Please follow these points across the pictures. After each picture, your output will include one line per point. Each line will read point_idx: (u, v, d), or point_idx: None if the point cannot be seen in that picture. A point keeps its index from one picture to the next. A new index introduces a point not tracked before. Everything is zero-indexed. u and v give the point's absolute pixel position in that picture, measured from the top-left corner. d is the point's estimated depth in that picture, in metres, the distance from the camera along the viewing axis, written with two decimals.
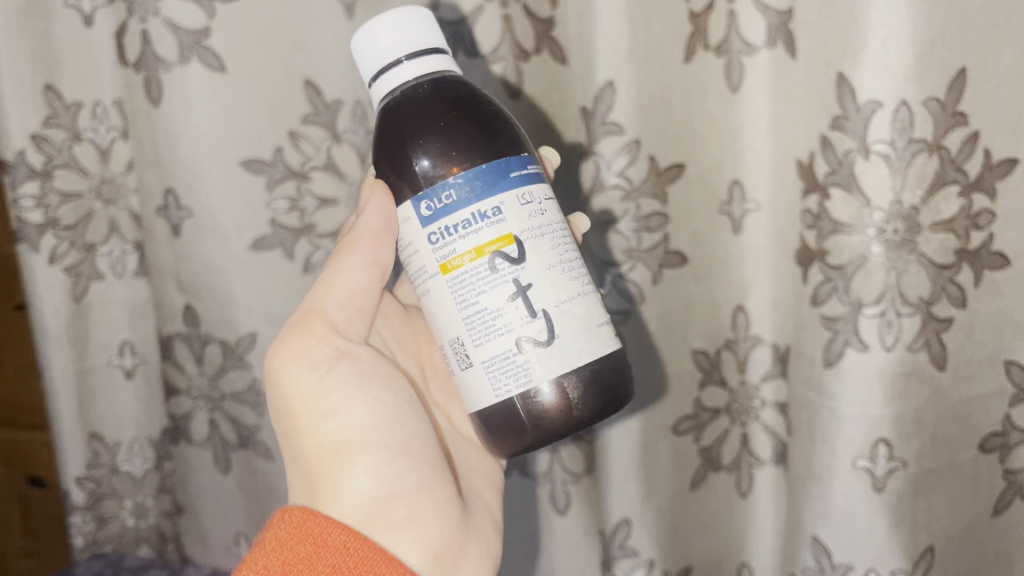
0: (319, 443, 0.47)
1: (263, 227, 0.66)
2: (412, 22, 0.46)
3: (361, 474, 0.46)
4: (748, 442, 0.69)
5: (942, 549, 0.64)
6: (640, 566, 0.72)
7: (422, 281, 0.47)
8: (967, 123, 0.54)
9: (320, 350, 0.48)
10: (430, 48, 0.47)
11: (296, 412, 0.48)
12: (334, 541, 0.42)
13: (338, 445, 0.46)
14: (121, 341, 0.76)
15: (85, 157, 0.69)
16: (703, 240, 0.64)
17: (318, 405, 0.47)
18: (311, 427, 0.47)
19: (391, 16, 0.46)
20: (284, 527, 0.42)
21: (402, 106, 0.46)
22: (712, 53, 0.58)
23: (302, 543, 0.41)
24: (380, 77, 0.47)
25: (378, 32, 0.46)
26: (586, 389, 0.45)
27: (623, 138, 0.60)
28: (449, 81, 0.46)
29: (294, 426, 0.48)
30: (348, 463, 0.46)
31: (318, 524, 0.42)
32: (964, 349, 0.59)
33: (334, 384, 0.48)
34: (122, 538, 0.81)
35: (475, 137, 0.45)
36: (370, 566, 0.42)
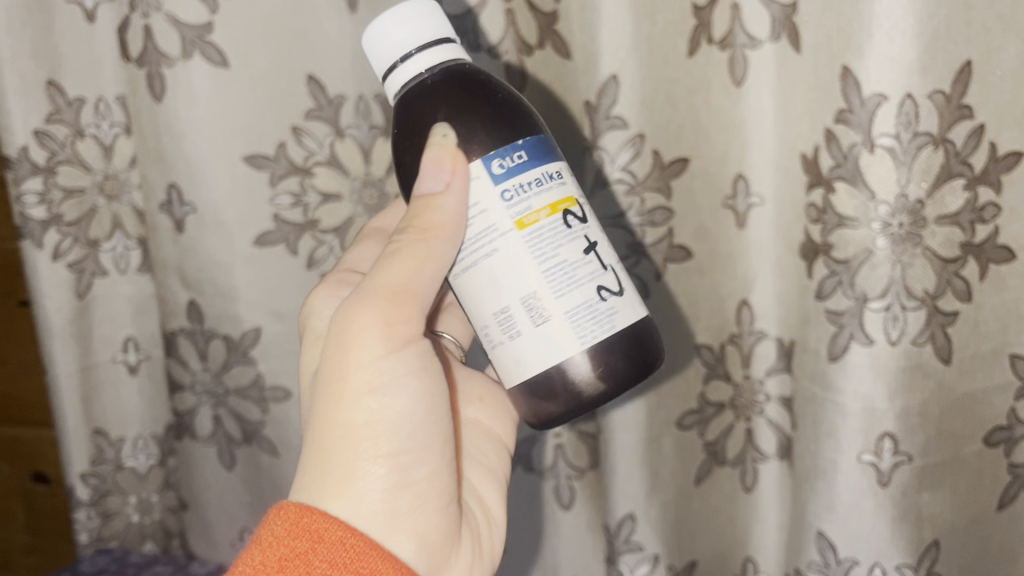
0: (355, 419, 0.43)
1: (266, 222, 0.66)
2: (418, 15, 0.45)
3: (382, 463, 0.43)
4: (752, 437, 0.69)
5: (947, 543, 0.64)
6: (644, 562, 0.72)
7: (486, 242, 0.44)
8: (973, 116, 0.53)
9: (385, 322, 0.44)
10: (439, 38, 0.46)
11: (341, 375, 0.43)
12: (331, 536, 0.40)
13: (374, 427, 0.43)
14: (125, 336, 0.76)
15: (87, 153, 0.69)
16: (708, 234, 0.64)
17: (368, 378, 0.43)
18: (355, 399, 0.43)
19: (398, 12, 0.45)
20: (279, 525, 0.40)
21: (429, 92, 0.45)
22: (716, 47, 0.58)
23: (298, 538, 0.39)
24: (392, 74, 0.46)
25: (390, 25, 0.45)
26: (642, 348, 0.46)
27: (627, 133, 0.60)
28: (467, 66, 0.46)
29: (332, 389, 0.43)
30: (374, 446, 0.43)
31: (314, 519, 0.40)
32: (969, 343, 0.59)
33: (392, 363, 0.44)
34: (126, 534, 0.81)
35: (498, 119, 0.45)
36: (368, 563, 0.40)
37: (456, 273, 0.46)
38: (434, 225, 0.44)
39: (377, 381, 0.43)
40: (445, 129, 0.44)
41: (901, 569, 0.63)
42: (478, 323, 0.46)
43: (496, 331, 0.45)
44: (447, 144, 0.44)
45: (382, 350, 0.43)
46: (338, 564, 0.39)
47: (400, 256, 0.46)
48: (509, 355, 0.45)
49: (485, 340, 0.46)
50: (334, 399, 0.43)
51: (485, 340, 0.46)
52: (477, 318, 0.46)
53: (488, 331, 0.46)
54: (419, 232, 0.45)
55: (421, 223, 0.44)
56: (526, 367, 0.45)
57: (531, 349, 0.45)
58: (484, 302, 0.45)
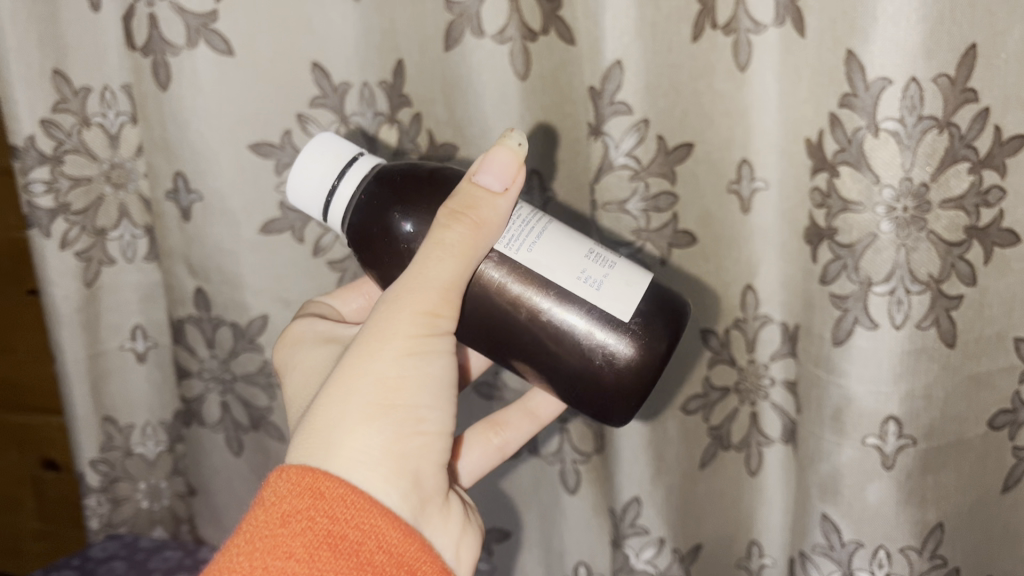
0: (386, 374, 0.42)
1: (272, 210, 0.67)
2: (322, 152, 0.49)
3: (398, 423, 0.42)
4: (757, 420, 0.69)
5: (952, 525, 0.64)
6: (650, 544, 0.72)
7: (543, 219, 0.47)
8: (978, 100, 0.53)
9: (427, 300, 0.43)
10: (349, 159, 0.49)
11: (380, 335, 0.43)
12: (332, 492, 0.38)
13: (402, 388, 0.42)
14: (133, 324, 0.77)
15: (94, 142, 0.70)
16: (711, 219, 0.64)
17: (406, 342, 0.43)
18: (388, 357, 0.42)
19: (305, 159, 0.49)
20: (283, 484, 0.38)
21: (370, 200, 0.48)
22: (720, 32, 0.58)
23: (299, 496, 0.37)
24: (329, 207, 0.49)
25: (309, 160, 0.49)
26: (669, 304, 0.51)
27: (631, 118, 0.60)
28: (382, 166, 0.50)
29: (370, 344, 0.42)
30: (397, 402, 0.42)
31: (317, 477, 0.38)
32: (973, 326, 0.59)
33: (429, 336, 0.43)
34: (137, 519, 0.83)
35: (432, 191, 0.48)
36: (370, 522, 0.38)
37: (535, 238, 0.46)
38: (485, 218, 0.44)
39: (414, 345, 0.43)
40: (522, 136, 0.47)
41: (906, 551, 0.64)
42: (571, 277, 0.45)
43: (595, 267, 0.46)
44: (518, 152, 0.46)
45: (421, 324, 0.43)
46: (339, 520, 0.37)
47: (442, 247, 0.43)
48: (616, 284, 0.45)
49: (587, 287, 0.45)
50: (369, 353, 0.42)
51: (586, 287, 0.45)
52: (571, 266, 0.45)
53: (586, 273, 0.45)
54: (466, 222, 0.44)
55: (471, 214, 0.44)
56: (626, 295, 0.45)
57: (627, 273, 0.46)
58: (573, 248, 0.46)
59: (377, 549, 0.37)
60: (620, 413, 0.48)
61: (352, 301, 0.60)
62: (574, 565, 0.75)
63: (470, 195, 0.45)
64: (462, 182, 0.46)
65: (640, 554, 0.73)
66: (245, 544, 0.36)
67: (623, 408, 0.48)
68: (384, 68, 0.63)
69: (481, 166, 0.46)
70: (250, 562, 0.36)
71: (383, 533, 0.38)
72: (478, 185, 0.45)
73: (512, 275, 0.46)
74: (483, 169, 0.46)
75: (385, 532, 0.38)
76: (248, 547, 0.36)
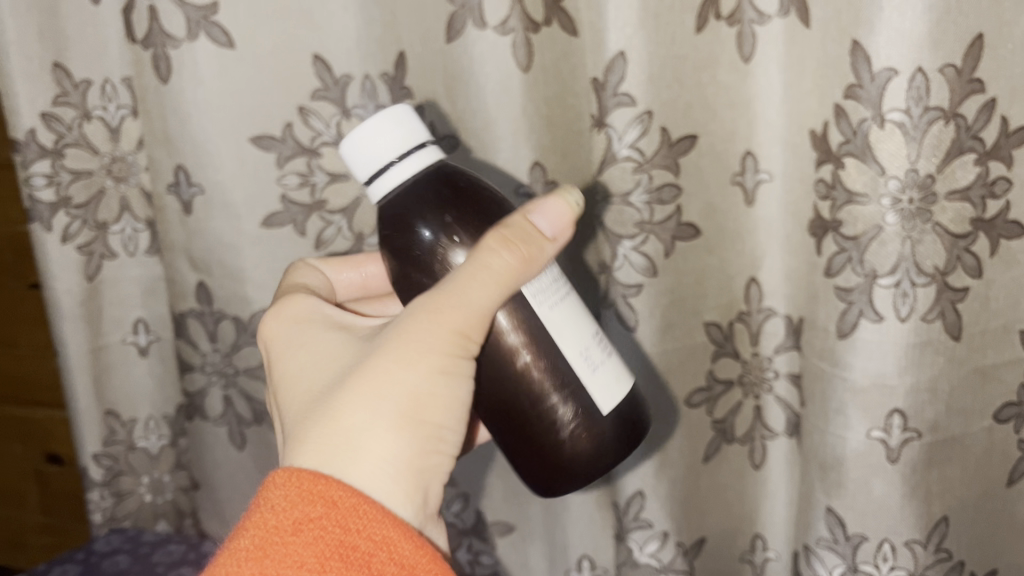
0: (419, 389, 0.42)
1: (274, 203, 0.67)
2: (396, 120, 0.46)
3: (417, 436, 0.42)
4: (761, 414, 0.69)
5: (957, 518, 0.64)
6: (654, 538, 0.71)
7: (563, 284, 0.47)
8: (984, 90, 0.53)
9: (468, 322, 0.42)
10: (418, 143, 0.46)
11: (419, 347, 0.42)
12: (345, 501, 0.38)
13: (432, 403, 0.43)
14: (135, 318, 0.77)
15: (95, 136, 0.69)
16: (715, 211, 0.63)
17: (439, 359, 0.42)
18: (424, 371, 0.42)
19: (379, 119, 0.46)
20: (293, 490, 0.38)
21: (416, 192, 0.46)
22: (725, 23, 0.58)
23: (311, 504, 0.38)
24: (377, 178, 0.46)
25: (377, 124, 0.45)
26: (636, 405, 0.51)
27: (635, 110, 0.59)
28: (444, 163, 0.47)
29: (406, 352, 0.42)
30: (426, 416, 0.42)
31: (329, 485, 0.38)
32: (979, 319, 0.59)
33: (463, 355, 0.43)
34: (139, 513, 0.82)
35: (474, 216, 0.47)
36: (383, 532, 0.38)
37: (554, 304, 0.45)
38: (535, 257, 0.43)
39: (451, 363, 0.42)
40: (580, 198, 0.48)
41: (910, 544, 0.63)
42: (576, 351, 0.45)
43: (596, 350, 0.46)
44: (574, 207, 0.47)
45: (455, 344, 0.42)
46: (351, 530, 0.37)
47: (491, 271, 0.42)
48: (606, 372, 0.46)
49: (585, 366, 0.45)
50: (406, 362, 0.42)
51: (583, 366, 0.45)
52: (579, 341, 0.45)
53: (588, 353, 0.45)
54: (517, 253, 0.43)
55: (523, 246, 0.43)
56: (610, 387, 0.46)
57: (614, 365, 0.47)
58: (582, 324, 0.46)
59: (388, 560, 0.37)
60: (562, 485, 0.48)
61: (342, 272, 0.59)
62: (578, 559, 0.75)
63: (525, 229, 0.44)
64: (516, 214, 0.45)
65: (644, 549, 0.71)
66: (256, 549, 0.36)
67: (565, 482, 0.48)
68: (385, 60, 0.63)
69: (538, 206, 0.46)
70: (260, 568, 0.36)
71: (395, 544, 0.38)
72: (532, 223, 0.45)
73: (524, 326, 0.45)
74: (540, 211, 0.46)
75: (397, 543, 0.38)
76: (259, 552, 0.36)
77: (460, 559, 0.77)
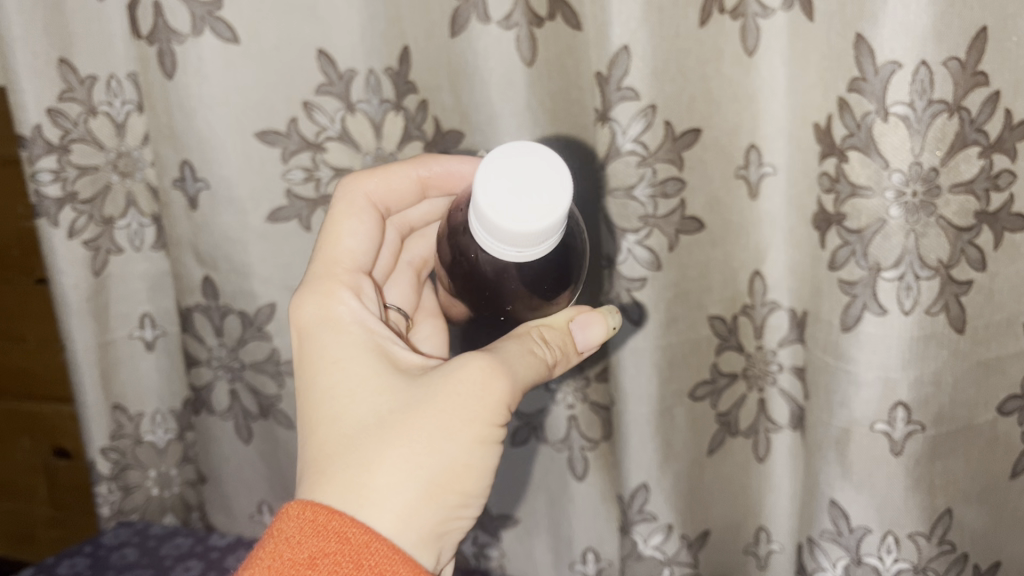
0: (460, 456, 0.41)
1: (279, 198, 0.67)
2: (541, 227, 0.41)
3: (448, 502, 0.41)
4: (765, 407, 0.69)
5: (960, 511, 0.64)
6: (658, 530, 0.72)
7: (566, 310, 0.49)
8: (988, 83, 0.53)
9: (513, 391, 0.43)
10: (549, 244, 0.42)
11: (469, 414, 0.41)
12: (357, 539, 0.38)
13: (470, 474, 0.42)
14: (141, 313, 0.77)
15: (101, 131, 0.70)
16: (719, 205, 0.64)
17: (484, 428, 0.42)
18: (470, 439, 0.41)
19: (525, 223, 0.40)
20: (308, 521, 0.39)
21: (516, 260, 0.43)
22: (728, 17, 0.58)
23: (324, 539, 0.38)
24: (495, 246, 0.42)
25: (521, 227, 0.40)
26: None
27: (639, 104, 0.58)
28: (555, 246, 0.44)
29: (456, 414, 0.41)
30: (462, 486, 0.42)
31: (342, 521, 0.39)
32: (983, 312, 0.59)
33: (502, 428, 0.43)
34: (147, 507, 0.83)
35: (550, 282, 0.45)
36: (392, 569, 0.38)
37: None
38: (563, 355, 0.47)
39: (493, 434, 0.42)
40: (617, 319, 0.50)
41: (913, 536, 0.64)
42: None
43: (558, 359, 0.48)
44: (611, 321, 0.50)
45: (501, 412, 0.42)
46: (362, 567, 0.38)
47: (533, 355, 0.45)
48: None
49: None
50: (454, 427, 0.41)
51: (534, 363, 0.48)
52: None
53: None
54: (551, 356, 0.46)
55: (558, 354, 0.47)
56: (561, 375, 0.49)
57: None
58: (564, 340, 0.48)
59: None
60: None
61: (391, 179, 0.54)
62: (582, 552, 0.76)
63: (564, 338, 0.48)
64: (561, 315, 0.48)
65: (648, 540, 0.72)
66: None
67: None
68: (390, 55, 0.63)
69: (581, 319, 0.49)
70: None
71: None
72: (571, 333, 0.48)
73: None
74: (581, 321, 0.49)
75: None
76: None
77: (465, 552, 0.78)
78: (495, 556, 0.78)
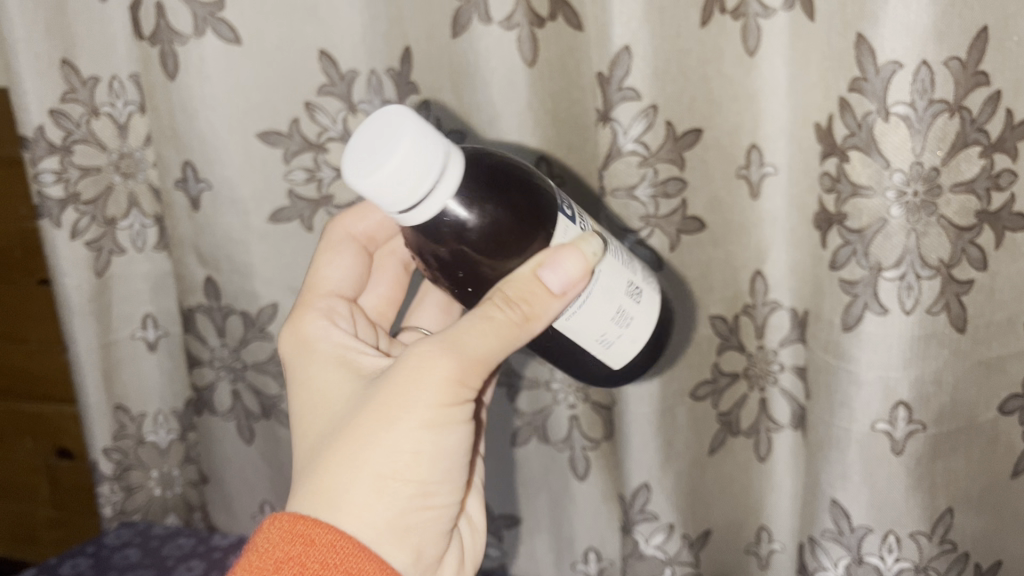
0: (405, 444, 0.42)
1: (281, 199, 0.67)
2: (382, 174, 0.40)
3: (402, 489, 0.42)
4: (766, 406, 0.69)
5: (962, 510, 0.64)
6: (659, 530, 0.72)
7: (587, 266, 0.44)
8: (989, 83, 0.53)
9: (457, 371, 0.42)
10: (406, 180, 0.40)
11: (401, 403, 0.42)
12: (322, 539, 0.40)
13: (416, 460, 0.42)
14: (144, 314, 0.77)
15: (103, 132, 0.70)
16: (720, 205, 0.63)
17: (427, 414, 0.42)
18: (411, 427, 0.42)
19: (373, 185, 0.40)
20: (277, 531, 0.40)
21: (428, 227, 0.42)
22: (729, 17, 0.58)
23: (291, 543, 0.39)
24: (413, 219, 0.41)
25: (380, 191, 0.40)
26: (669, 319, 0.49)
27: (640, 104, 0.59)
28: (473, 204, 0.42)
29: (394, 405, 0.42)
30: (410, 474, 0.42)
31: (308, 524, 0.40)
32: (983, 311, 0.59)
33: (451, 408, 0.42)
34: (149, 507, 0.83)
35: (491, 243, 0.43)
36: (358, 565, 0.40)
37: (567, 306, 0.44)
38: (536, 313, 0.42)
39: (439, 418, 0.42)
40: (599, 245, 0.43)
41: (915, 536, 0.64)
42: (590, 339, 0.45)
43: (613, 329, 0.45)
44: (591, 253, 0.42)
45: (447, 395, 0.42)
46: (328, 565, 0.39)
47: (486, 323, 0.42)
48: (626, 347, 0.46)
49: (599, 347, 0.45)
50: (393, 417, 0.42)
51: (597, 348, 0.45)
52: (592, 330, 0.45)
53: (603, 335, 0.45)
54: (514, 313, 0.42)
55: (525, 307, 0.42)
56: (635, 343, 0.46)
57: (653, 318, 0.46)
58: (603, 308, 0.44)
59: None
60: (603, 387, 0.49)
61: (368, 217, 0.59)
62: (584, 551, 0.76)
63: (530, 287, 0.42)
64: (529, 262, 0.42)
65: (650, 540, 0.72)
66: None
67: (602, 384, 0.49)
68: (391, 55, 0.63)
69: (551, 256, 0.41)
70: None
71: None
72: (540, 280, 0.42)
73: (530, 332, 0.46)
74: (550, 263, 0.41)
75: None
76: None
77: None
78: (496, 556, 0.78)
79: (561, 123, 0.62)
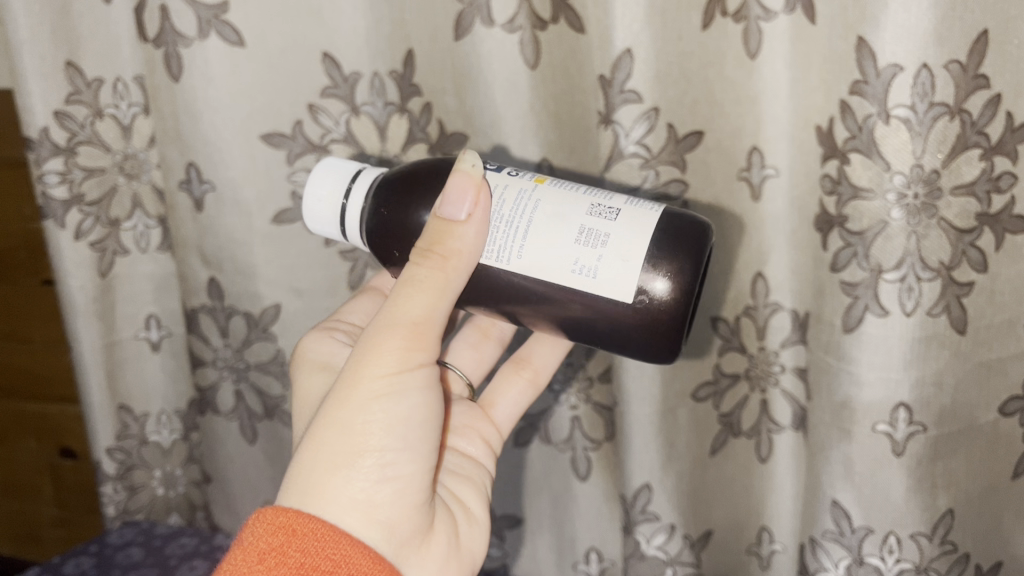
0: (357, 414, 0.43)
1: (285, 201, 0.68)
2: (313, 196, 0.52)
3: (361, 461, 0.42)
4: (768, 407, 0.70)
5: (962, 511, 0.64)
6: (660, 531, 0.72)
7: (527, 202, 0.46)
8: (989, 86, 0.53)
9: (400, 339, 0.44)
10: (328, 190, 0.51)
11: (351, 379, 0.43)
12: (303, 528, 0.40)
13: (370, 428, 0.43)
14: (147, 314, 0.78)
15: (107, 133, 0.70)
16: (722, 207, 0.63)
17: (376, 383, 0.43)
18: (361, 396, 0.43)
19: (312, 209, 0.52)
20: (258, 526, 0.40)
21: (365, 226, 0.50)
22: (730, 19, 0.58)
23: (274, 534, 0.39)
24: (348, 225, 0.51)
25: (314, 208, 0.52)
26: (683, 239, 0.45)
27: (641, 107, 0.59)
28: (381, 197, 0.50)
29: (344, 382, 0.43)
30: (366, 443, 0.43)
31: (291, 515, 0.40)
32: (984, 313, 0.59)
33: (399, 375, 0.44)
34: (153, 507, 0.84)
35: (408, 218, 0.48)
36: (341, 551, 0.40)
37: (520, 245, 0.45)
38: (452, 254, 0.44)
39: (386, 386, 0.43)
40: (476, 156, 0.46)
41: (916, 536, 0.64)
42: (565, 273, 0.44)
43: (586, 253, 0.44)
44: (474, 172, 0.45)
45: (395, 362, 0.44)
46: (311, 553, 0.39)
47: (413, 284, 0.44)
48: (613, 266, 0.44)
49: (582, 277, 0.44)
50: (342, 391, 0.43)
51: (582, 278, 0.44)
52: (563, 260, 0.44)
53: (579, 263, 0.44)
54: (433, 260, 0.44)
55: (438, 249, 0.44)
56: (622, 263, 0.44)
57: (640, 232, 0.44)
58: (560, 234, 0.44)
59: None
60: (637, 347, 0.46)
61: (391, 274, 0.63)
62: (585, 551, 0.77)
63: (437, 232, 0.45)
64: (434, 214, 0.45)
65: (651, 541, 0.72)
66: None
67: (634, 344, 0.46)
68: (394, 58, 0.64)
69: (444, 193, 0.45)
70: None
71: (351, 559, 0.40)
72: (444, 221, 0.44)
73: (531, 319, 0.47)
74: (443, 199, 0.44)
75: (353, 559, 0.40)
76: None
77: None
78: (498, 556, 0.79)
79: (563, 127, 0.62)
